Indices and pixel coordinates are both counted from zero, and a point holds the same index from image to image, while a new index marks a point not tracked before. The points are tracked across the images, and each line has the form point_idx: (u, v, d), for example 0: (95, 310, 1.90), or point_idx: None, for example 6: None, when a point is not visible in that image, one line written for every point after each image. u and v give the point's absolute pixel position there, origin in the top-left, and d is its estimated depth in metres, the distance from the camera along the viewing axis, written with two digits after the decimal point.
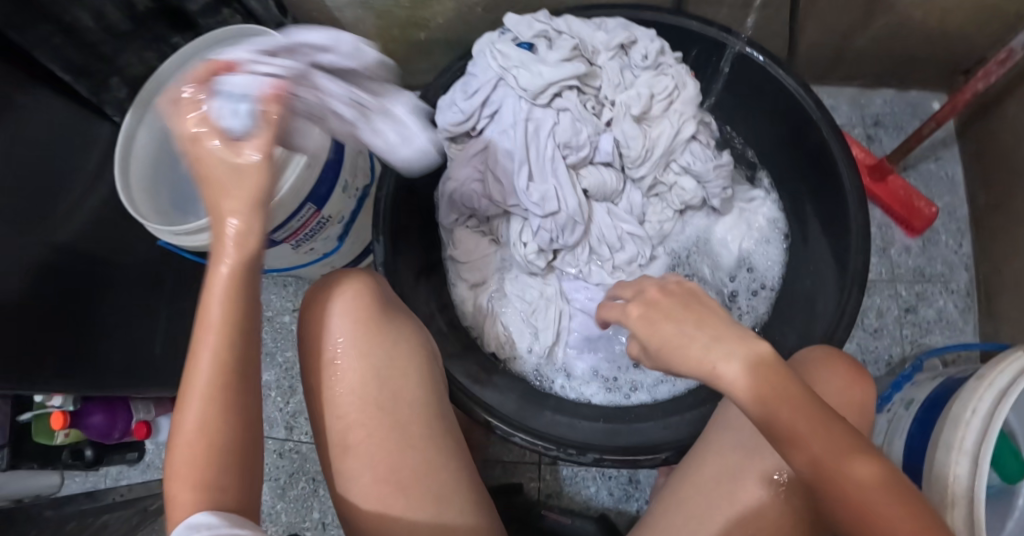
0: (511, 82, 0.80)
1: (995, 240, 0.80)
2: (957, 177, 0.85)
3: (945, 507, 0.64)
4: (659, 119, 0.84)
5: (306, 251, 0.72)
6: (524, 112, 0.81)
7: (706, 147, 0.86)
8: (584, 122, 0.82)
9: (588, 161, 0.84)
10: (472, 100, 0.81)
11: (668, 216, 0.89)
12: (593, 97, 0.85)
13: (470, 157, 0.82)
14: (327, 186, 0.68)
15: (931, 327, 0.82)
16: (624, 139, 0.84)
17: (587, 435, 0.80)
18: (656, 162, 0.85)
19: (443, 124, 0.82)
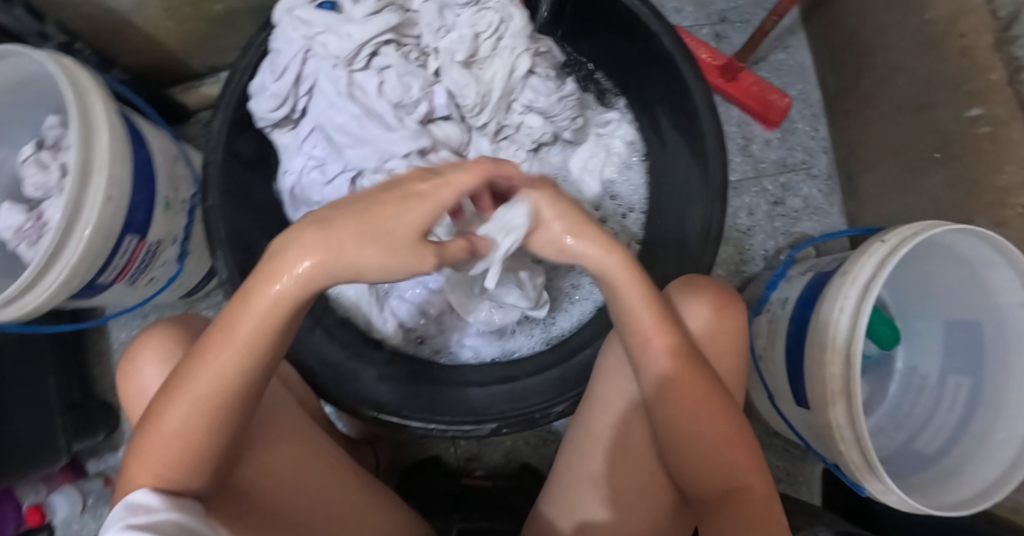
0: (318, 50, 0.69)
1: (848, 122, 0.83)
2: (807, 64, 0.87)
3: (827, 405, 0.60)
4: (490, 61, 0.72)
5: (149, 281, 0.75)
6: (337, 80, 0.69)
7: (547, 79, 0.74)
8: (411, 76, 0.70)
9: (428, 119, 0.72)
10: (282, 82, 0.69)
11: (523, 158, 0.77)
12: (414, 48, 0.72)
13: (302, 143, 0.74)
14: (145, 212, 0.70)
15: (801, 216, 0.86)
16: (457, 89, 0.71)
17: (484, 404, 0.71)
18: (496, 107, 0.73)
19: (259, 112, 0.71)
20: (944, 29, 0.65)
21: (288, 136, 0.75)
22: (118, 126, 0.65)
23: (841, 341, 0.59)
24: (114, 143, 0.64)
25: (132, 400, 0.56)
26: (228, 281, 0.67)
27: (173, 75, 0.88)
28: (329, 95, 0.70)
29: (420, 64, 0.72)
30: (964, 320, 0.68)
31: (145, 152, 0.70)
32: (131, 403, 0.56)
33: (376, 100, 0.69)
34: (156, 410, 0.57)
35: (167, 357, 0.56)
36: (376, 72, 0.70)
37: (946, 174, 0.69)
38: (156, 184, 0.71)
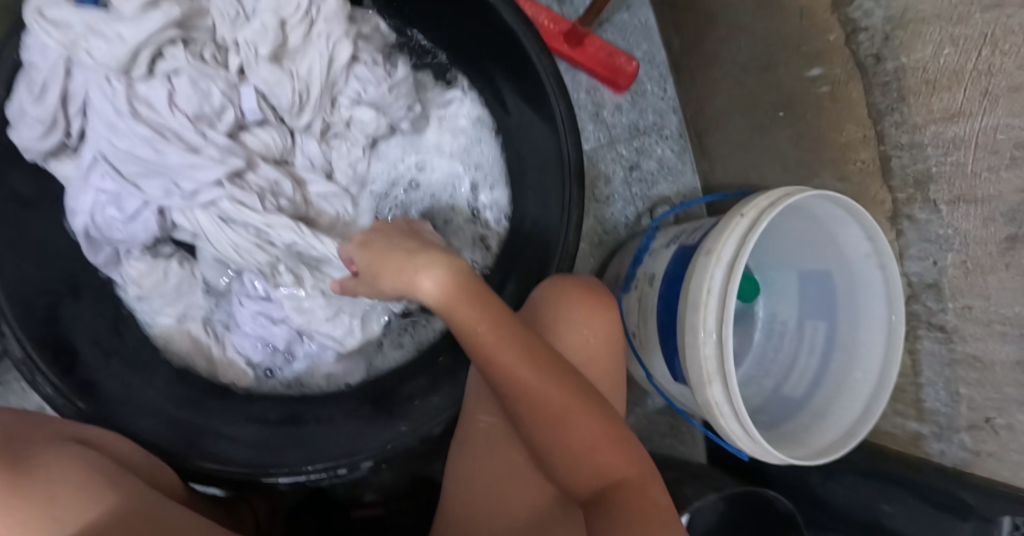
0: (83, 58, 0.55)
1: (694, 81, 0.82)
2: (650, 22, 0.84)
3: (703, 385, 0.60)
4: (304, 50, 0.60)
5: None
6: (113, 94, 0.55)
7: (374, 65, 0.64)
8: (209, 79, 0.57)
9: (237, 129, 0.60)
10: (45, 101, 0.56)
11: (359, 157, 0.68)
12: (209, 45, 0.59)
13: (88, 173, 0.60)
14: None
15: (657, 179, 0.85)
16: (269, 87, 0.59)
17: (353, 436, 0.65)
18: (319, 105, 0.62)
19: (20, 143, 0.57)
20: None
21: (70, 165, 0.61)
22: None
23: (713, 322, 0.59)
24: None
25: None
26: (24, 361, 0.57)
27: None
28: (107, 115, 0.56)
29: (219, 63, 0.59)
30: (816, 269, 0.71)
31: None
32: None
33: (168, 115, 0.56)
34: None
35: None
36: (162, 80, 0.56)
37: (790, 131, 0.71)
38: None
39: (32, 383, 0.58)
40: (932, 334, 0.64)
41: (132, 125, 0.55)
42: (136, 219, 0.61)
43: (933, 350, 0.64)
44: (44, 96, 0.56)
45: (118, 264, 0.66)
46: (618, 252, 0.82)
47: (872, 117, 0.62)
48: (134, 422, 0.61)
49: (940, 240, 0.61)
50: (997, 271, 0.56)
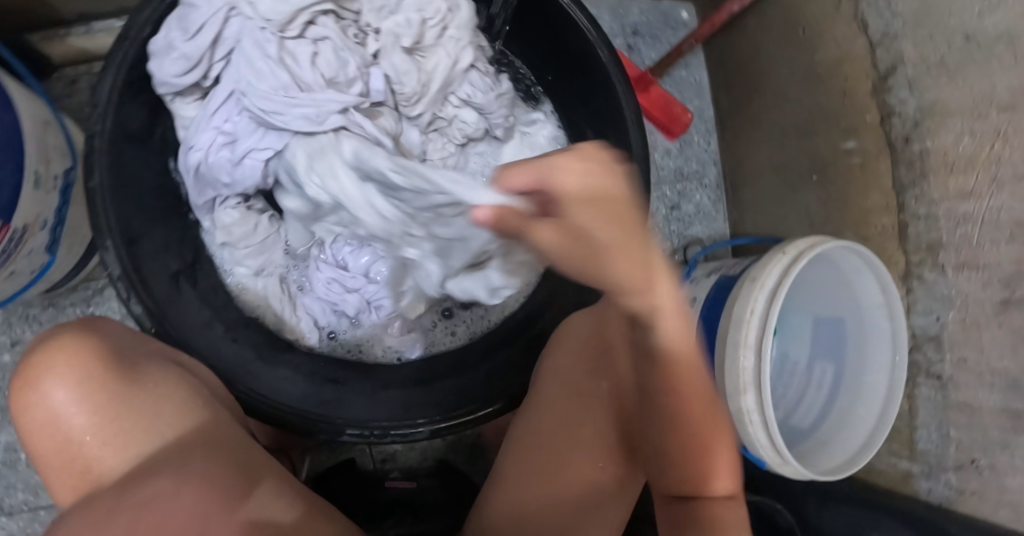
0: (247, 11, 0.63)
1: (736, 138, 0.94)
2: (703, 83, 0.97)
3: (738, 394, 0.67)
4: (433, 48, 0.69)
5: (9, 277, 0.62)
6: (264, 45, 0.62)
7: (485, 74, 0.72)
8: (348, 52, 0.65)
9: (364, 102, 0.66)
10: (195, 42, 0.63)
11: (450, 152, 0.74)
12: (352, 24, 0.67)
13: (214, 117, 0.65)
14: (9, 191, 0.57)
15: (693, 220, 0.96)
16: (394, 75, 0.67)
17: (409, 406, 0.69)
18: (434, 98, 0.70)
19: (162, 76, 0.63)
20: (829, 68, 0.77)
21: (194, 108, 0.68)
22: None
23: (754, 336, 0.67)
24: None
25: (28, 425, 0.51)
26: (122, 277, 0.60)
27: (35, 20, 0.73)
28: (254, 64, 0.62)
29: (357, 42, 0.67)
30: (832, 316, 0.80)
31: (10, 117, 0.58)
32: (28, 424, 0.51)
33: (305, 70, 0.63)
34: (61, 437, 0.51)
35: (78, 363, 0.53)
36: (310, 42, 0.64)
37: (820, 192, 0.82)
38: (23, 156, 0.59)
39: (124, 298, 0.61)
40: (929, 381, 0.74)
41: (273, 70, 0.61)
42: (244, 167, 0.66)
43: (929, 396, 0.74)
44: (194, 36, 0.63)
45: (211, 210, 0.71)
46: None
47: (895, 189, 0.73)
48: (204, 352, 0.64)
49: (945, 298, 0.70)
50: (991, 327, 0.65)
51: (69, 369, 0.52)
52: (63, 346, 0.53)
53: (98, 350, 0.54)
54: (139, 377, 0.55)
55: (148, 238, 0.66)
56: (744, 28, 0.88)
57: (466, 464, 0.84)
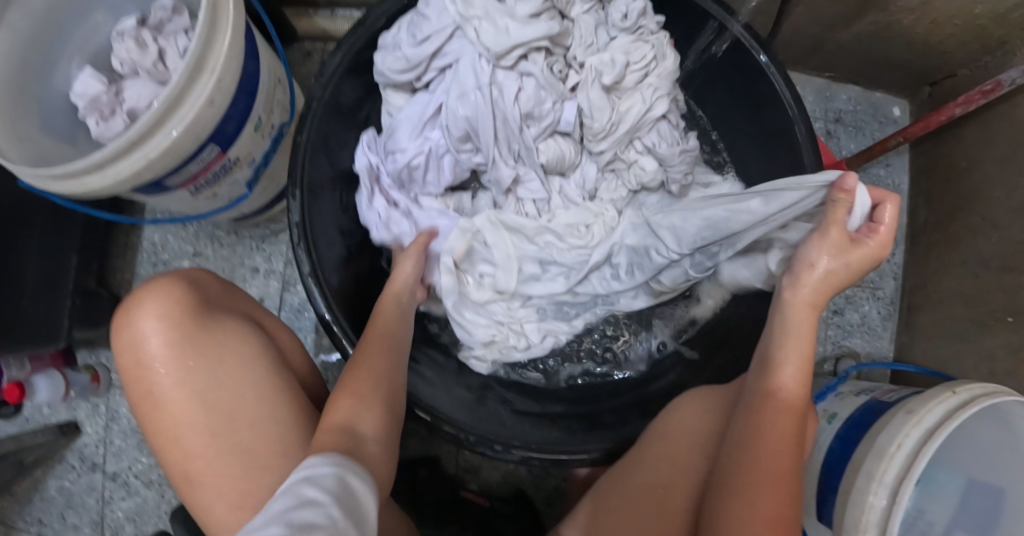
0: (470, 33, 0.63)
1: (926, 255, 0.83)
2: (902, 187, 0.88)
3: (855, 534, 0.57)
4: (630, 92, 0.66)
5: (210, 196, 0.70)
6: (478, 73, 0.63)
7: (675, 128, 0.69)
8: (548, 90, 0.64)
9: (550, 132, 0.66)
10: (420, 48, 0.66)
11: (622, 196, 0.71)
12: (561, 59, 0.66)
13: (415, 119, 0.67)
14: (233, 126, 0.64)
15: (853, 331, 0.85)
16: (588, 110, 0.66)
17: (513, 428, 0.65)
18: (619, 140, 0.67)
19: (383, 70, 0.68)
20: None
21: (402, 99, 0.72)
22: (238, 36, 0.60)
23: (892, 476, 0.56)
24: (232, 50, 0.60)
25: (118, 352, 0.50)
26: (298, 224, 0.63)
27: None
28: (464, 83, 0.63)
29: (561, 77, 0.67)
30: (989, 482, 0.66)
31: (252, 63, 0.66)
32: (118, 353, 0.50)
33: (509, 105, 0.63)
34: (145, 367, 0.49)
35: (171, 302, 0.50)
36: (518, 76, 0.64)
37: (1013, 338, 0.69)
38: (253, 100, 0.66)
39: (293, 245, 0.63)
40: None
41: (483, 103, 0.62)
42: (441, 168, 0.68)
43: None
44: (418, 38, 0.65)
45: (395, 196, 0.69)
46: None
47: None
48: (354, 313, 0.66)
49: None
50: None
51: (166, 311, 0.49)
52: (156, 287, 0.50)
53: (189, 295, 0.51)
54: (215, 325, 0.51)
55: (319, 186, 0.67)
56: (964, 135, 0.79)
57: (542, 503, 0.81)
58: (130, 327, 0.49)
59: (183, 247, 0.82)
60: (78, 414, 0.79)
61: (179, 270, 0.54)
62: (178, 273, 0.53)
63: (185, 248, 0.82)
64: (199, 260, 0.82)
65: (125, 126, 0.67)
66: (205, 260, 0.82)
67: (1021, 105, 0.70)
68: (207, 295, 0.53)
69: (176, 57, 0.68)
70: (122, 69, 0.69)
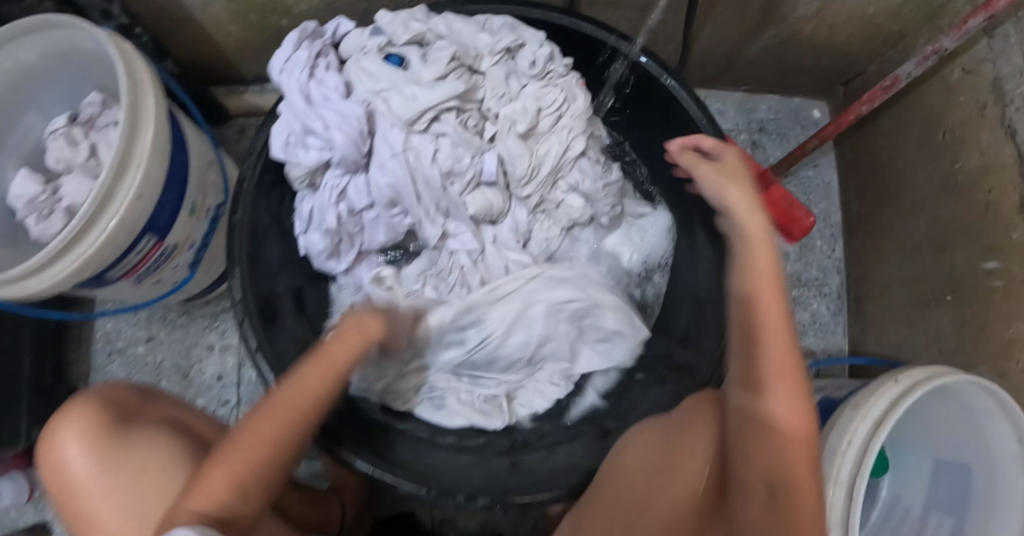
0: (381, 106, 0.64)
1: (865, 247, 0.85)
2: (832, 185, 0.91)
3: None
4: (547, 135, 0.69)
5: (153, 282, 0.67)
6: (392, 140, 0.64)
7: (596, 163, 0.72)
8: (465, 146, 0.65)
9: (474, 185, 0.66)
10: (332, 129, 0.63)
11: (555, 236, 0.71)
12: (474, 113, 0.68)
13: (330, 195, 0.67)
14: (168, 216, 0.63)
15: (807, 330, 0.86)
16: (508, 157, 0.67)
17: (476, 476, 0.63)
18: (544, 182, 0.69)
19: (285, 151, 0.63)
20: (972, 179, 0.69)
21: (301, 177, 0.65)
22: (162, 121, 0.59)
23: (846, 473, 0.57)
24: (157, 140, 0.58)
25: (45, 477, 0.51)
26: (242, 301, 0.61)
27: (220, 73, 0.85)
28: (381, 153, 0.65)
29: (477, 131, 0.68)
30: (955, 459, 0.66)
31: (184, 156, 0.64)
32: (45, 480, 0.51)
33: (427, 165, 0.64)
34: (73, 486, 0.50)
35: (90, 422, 0.51)
36: (432, 138, 0.65)
37: (954, 316, 0.71)
38: (184, 187, 0.65)
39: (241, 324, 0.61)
40: None
41: (400, 170, 0.64)
42: (375, 230, 0.69)
43: None
44: (309, 105, 0.64)
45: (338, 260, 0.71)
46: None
47: None
48: None
49: None
50: None
51: (84, 428, 0.51)
52: (70, 407, 0.52)
53: (103, 412, 0.52)
54: (135, 433, 0.51)
55: (263, 255, 0.67)
56: (881, 126, 0.83)
57: None
58: (53, 454, 0.50)
59: (136, 333, 0.82)
60: (46, 515, 0.78)
61: (96, 389, 0.56)
62: (93, 390, 0.55)
63: (140, 334, 0.82)
64: (154, 344, 0.82)
65: (63, 223, 0.68)
66: (159, 343, 0.81)
67: (928, 92, 0.75)
68: (126, 406, 0.54)
69: (109, 150, 0.71)
70: (57, 167, 0.71)
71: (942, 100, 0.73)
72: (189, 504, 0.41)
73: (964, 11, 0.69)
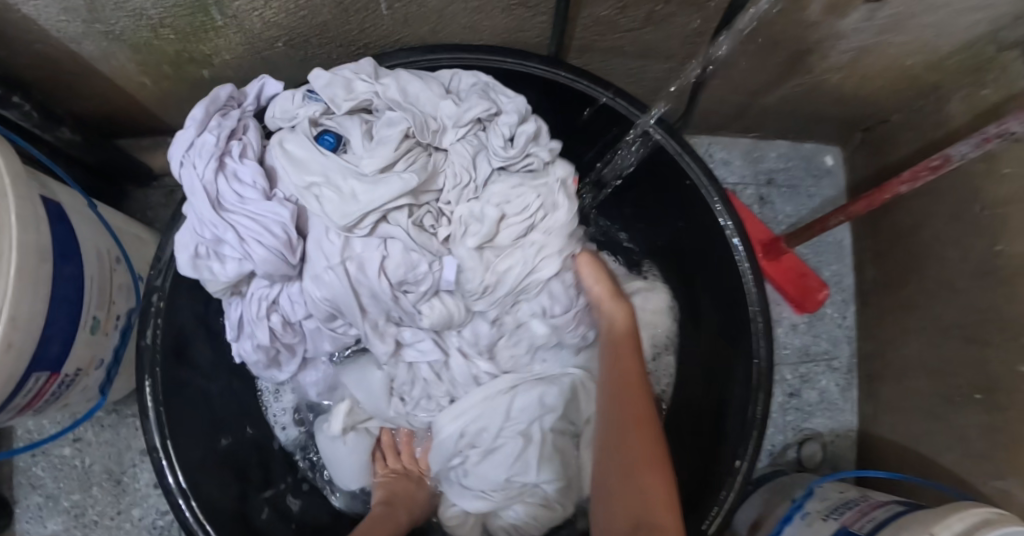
0: (312, 205, 0.53)
1: (880, 321, 0.77)
2: (845, 244, 0.82)
3: None
4: (510, 250, 0.58)
5: (58, 409, 0.56)
6: (327, 250, 0.53)
7: (570, 285, 0.61)
8: (420, 252, 0.55)
9: (433, 292, 0.58)
10: (247, 241, 0.52)
11: (522, 353, 0.63)
12: (430, 208, 0.57)
13: (262, 309, 0.56)
14: (61, 344, 0.51)
15: (814, 411, 0.79)
16: (465, 265, 0.57)
17: None
18: (500, 300, 0.59)
19: (193, 266, 0.52)
20: (1014, 268, 0.60)
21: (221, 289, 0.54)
22: (30, 247, 0.46)
23: None
24: (23, 280, 0.45)
25: None
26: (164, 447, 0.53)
27: (142, 127, 0.71)
28: (315, 262, 0.54)
29: (430, 231, 0.57)
30: None
31: (75, 267, 0.52)
32: None
33: (374, 279, 0.54)
34: None
35: None
36: (379, 243, 0.54)
37: (984, 418, 0.64)
38: (80, 305, 0.52)
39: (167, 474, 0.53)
40: None
41: (338, 283, 0.54)
42: (319, 341, 0.59)
43: None
44: (220, 212, 0.51)
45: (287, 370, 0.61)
46: (756, 484, 0.74)
47: None
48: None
49: None
50: None
51: None
52: None
53: None
54: None
55: (180, 382, 0.56)
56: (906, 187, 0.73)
57: None
58: None
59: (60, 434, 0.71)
60: None
61: None
62: None
63: (63, 434, 0.71)
64: (81, 446, 0.71)
65: None
66: (87, 445, 0.71)
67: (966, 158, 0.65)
68: None
69: None
70: None
71: (982, 168, 0.64)
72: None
73: (1014, 69, 0.59)
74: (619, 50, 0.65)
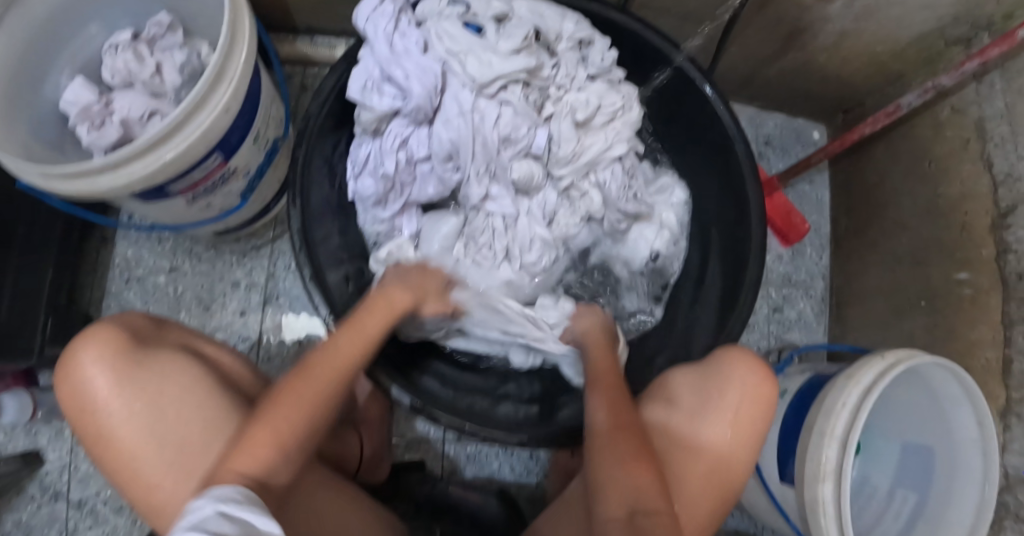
0: (457, 67, 0.69)
1: (849, 259, 0.96)
2: (824, 200, 1.02)
3: (816, 482, 0.64)
4: (596, 131, 0.76)
5: (201, 205, 0.68)
6: (462, 101, 0.69)
7: (626, 172, 0.79)
8: (525, 117, 0.71)
9: (524, 154, 0.72)
10: (408, 83, 0.67)
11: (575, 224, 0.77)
12: (537, 91, 0.73)
13: (391, 144, 0.70)
14: (237, 136, 0.63)
15: (793, 326, 0.96)
16: (556, 137, 0.73)
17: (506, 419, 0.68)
18: (579, 168, 0.76)
19: (359, 93, 0.67)
20: (951, 203, 0.79)
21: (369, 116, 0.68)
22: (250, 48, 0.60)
23: (840, 430, 0.64)
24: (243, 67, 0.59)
25: (64, 389, 0.52)
26: (300, 233, 0.65)
27: (278, 18, 0.86)
28: (448, 110, 0.70)
29: (537, 106, 0.73)
30: (920, 440, 0.76)
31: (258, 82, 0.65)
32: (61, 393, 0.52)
33: (489, 129, 0.69)
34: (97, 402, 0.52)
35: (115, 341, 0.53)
36: (498, 104, 0.70)
37: (928, 320, 0.81)
38: (255, 114, 0.65)
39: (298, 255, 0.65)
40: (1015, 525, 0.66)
41: (465, 127, 0.69)
42: (426, 182, 0.74)
43: None
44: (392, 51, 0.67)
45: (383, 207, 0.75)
46: None
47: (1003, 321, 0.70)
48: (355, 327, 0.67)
49: None
50: None
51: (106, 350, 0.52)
52: (93, 330, 0.53)
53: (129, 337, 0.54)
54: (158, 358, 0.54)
55: (315, 194, 0.69)
56: (875, 153, 0.93)
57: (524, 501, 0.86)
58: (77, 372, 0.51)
59: (158, 262, 0.83)
60: (39, 441, 0.81)
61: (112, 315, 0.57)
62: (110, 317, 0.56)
63: (162, 264, 0.83)
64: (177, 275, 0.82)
65: (118, 134, 0.67)
66: (182, 274, 0.82)
67: (917, 125, 0.85)
68: (143, 334, 0.56)
69: (173, 70, 0.70)
70: (111, 78, 0.70)
71: (929, 133, 0.83)
72: (238, 461, 0.46)
73: (956, 58, 0.79)
74: (668, 10, 0.85)
